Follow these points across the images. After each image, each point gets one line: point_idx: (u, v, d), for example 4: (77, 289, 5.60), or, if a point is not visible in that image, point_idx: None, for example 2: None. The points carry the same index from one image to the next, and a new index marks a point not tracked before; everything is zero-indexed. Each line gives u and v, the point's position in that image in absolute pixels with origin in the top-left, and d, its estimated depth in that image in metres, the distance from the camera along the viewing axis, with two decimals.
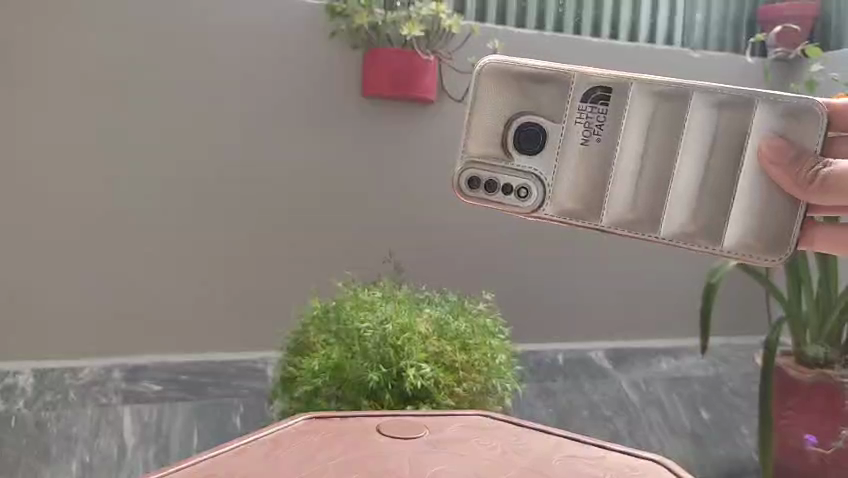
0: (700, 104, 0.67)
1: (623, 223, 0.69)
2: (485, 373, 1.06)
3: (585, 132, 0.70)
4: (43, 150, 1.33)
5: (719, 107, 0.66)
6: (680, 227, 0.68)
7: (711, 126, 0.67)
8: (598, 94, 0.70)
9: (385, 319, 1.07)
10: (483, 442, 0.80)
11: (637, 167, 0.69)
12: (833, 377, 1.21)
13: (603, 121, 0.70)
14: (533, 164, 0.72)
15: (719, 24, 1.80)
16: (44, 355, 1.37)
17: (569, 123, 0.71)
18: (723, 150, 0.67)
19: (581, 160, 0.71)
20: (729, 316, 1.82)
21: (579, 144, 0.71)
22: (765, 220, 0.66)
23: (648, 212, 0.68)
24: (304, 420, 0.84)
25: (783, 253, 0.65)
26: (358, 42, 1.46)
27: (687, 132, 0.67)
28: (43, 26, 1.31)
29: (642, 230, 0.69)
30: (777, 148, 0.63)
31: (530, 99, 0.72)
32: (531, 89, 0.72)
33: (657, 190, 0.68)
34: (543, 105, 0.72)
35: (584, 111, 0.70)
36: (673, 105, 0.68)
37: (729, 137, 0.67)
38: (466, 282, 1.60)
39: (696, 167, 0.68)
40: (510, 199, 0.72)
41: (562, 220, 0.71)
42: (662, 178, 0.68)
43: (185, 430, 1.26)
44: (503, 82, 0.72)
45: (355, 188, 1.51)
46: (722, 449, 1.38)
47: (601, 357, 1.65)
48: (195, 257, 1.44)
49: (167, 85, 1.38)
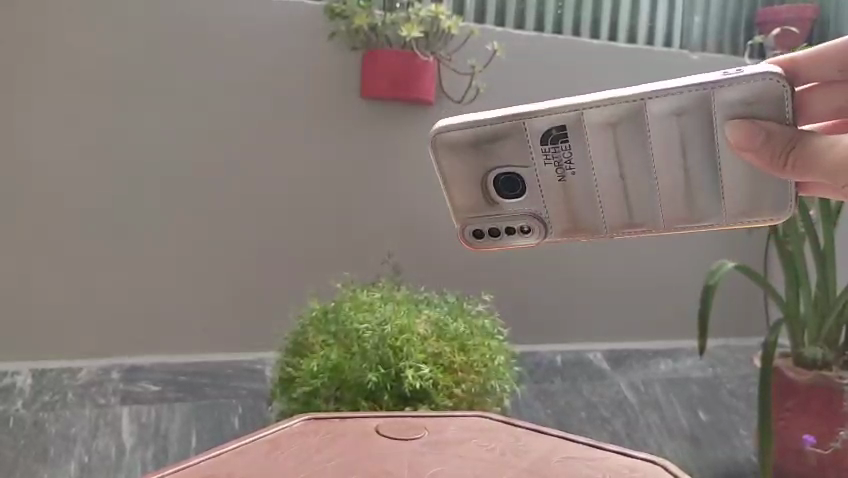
0: (656, 113, 0.61)
1: (623, 224, 0.65)
2: (483, 374, 1.06)
3: (558, 168, 0.65)
4: (42, 150, 1.33)
5: (677, 111, 0.60)
6: (683, 220, 0.63)
7: (675, 131, 0.61)
8: (556, 133, 0.64)
9: (384, 321, 1.07)
10: (482, 444, 0.80)
11: (620, 184, 0.64)
12: (832, 379, 1.21)
13: (571, 153, 0.64)
14: (523, 205, 0.68)
15: (719, 27, 1.80)
16: (42, 356, 1.37)
17: (539, 164, 0.66)
18: (695, 148, 0.61)
19: (567, 190, 0.66)
20: (728, 317, 1.82)
21: (556, 179, 0.66)
22: (761, 189, 0.62)
23: (646, 213, 0.64)
24: (303, 421, 0.84)
25: (788, 210, 0.61)
26: (358, 43, 1.45)
27: (653, 145, 0.62)
28: (43, 25, 1.31)
29: (643, 225, 0.64)
30: (743, 133, 0.57)
31: (490, 155, 0.67)
32: (487, 146, 0.66)
33: (645, 193, 0.63)
34: (506, 155, 0.66)
35: (548, 151, 0.65)
36: (629, 123, 0.62)
37: (694, 135, 0.61)
38: (466, 282, 1.61)
39: (675, 171, 0.62)
40: (516, 242, 0.69)
41: (567, 239, 0.67)
42: (649, 187, 0.63)
43: (182, 432, 1.24)
44: (458, 146, 0.67)
45: (354, 190, 1.51)
46: (721, 451, 1.36)
47: (599, 358, 1.66)
48: (193, 258, 1.44)
49: (166, 85, 1.38)
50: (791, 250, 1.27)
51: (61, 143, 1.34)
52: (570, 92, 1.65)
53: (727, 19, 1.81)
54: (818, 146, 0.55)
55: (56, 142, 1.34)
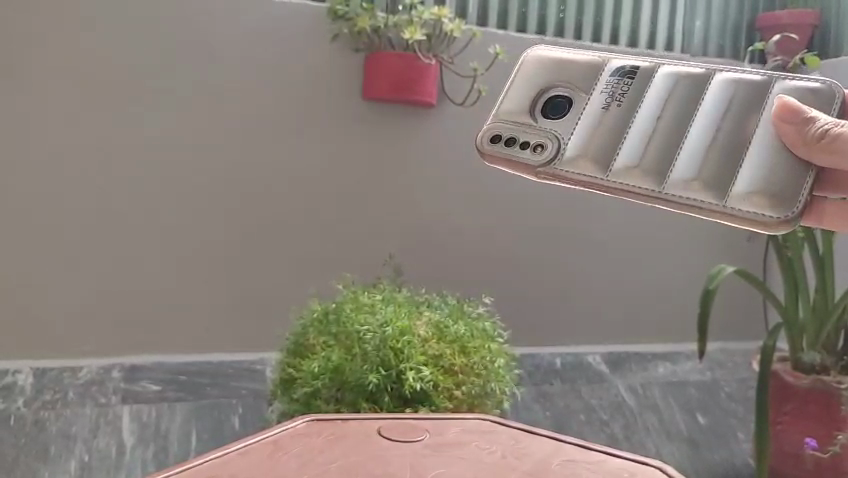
0: (721, 81, 0.61)
1: (625, 174, 0.60)
2: (483, 376, 1.06)
3: (610, 99, 0.64)
4: (45, 149, 1.34)
5: (739, 83, 0.60)
6: (687, 179, 0.58)
7: (726, 97, 0.60)
8: (627, 70, 0.65)
9: (384, 322, 1.07)
10: (482, 446, 0.81)
11: (650, 126, 0.61)
12: (832, 383, 1.21)
13: (628, 89, 0.64)
14: (554, 125, 0.65)
15: (719, 31, 1.81)
16: (42, 354, 1.37)
17: (595, 93, 0.65)
18: (737, 117, 0.59)
19: (601, 123, 0.63)
20: (726, 321, 1.83)
21: (600, 109, 0.64)
22: (772, 187, 0.55)
23: (658, 166, 0.59)
24: (305, 422, 0.84)
25: (791, 210, 0.54)
26: (360, 46, 1.47)
27: (704, 102, 0.60)
28: (45, 25, 1.31)
29: (642, 181, 0.59)
30: (792, 104, 0.56)
31: (562, 75, 0.67)
32: (565, 69, 0.68)
33: (670, 143, 0.60)
34: (575, 80, 0.67)
35: (610, 84, 0.65)
36: (694, 77, 0.62)
37: (741, 107, 0.60)
38: (467, 284, 1.61)
39: (707, 129, 0.59)
40: (526, 157, 0.64)
41: (570, 173, 0.62)
42: (677, 133, 0.60)
43: (182, 431, 1.25)
44: (540, 64, 0.69)
45: (356, 191, 1.52)
46: (718, 454, 1.37)
47: (598, 361, 1.67)
48: (194, 257, 1.44)
49: (168, 85, 1.39)
50: (790, 255, 1.28)
51: (63, 143, 1.34)
52: None
53: (728, 22, 1.82)
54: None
55: (58, 141, 1.34)
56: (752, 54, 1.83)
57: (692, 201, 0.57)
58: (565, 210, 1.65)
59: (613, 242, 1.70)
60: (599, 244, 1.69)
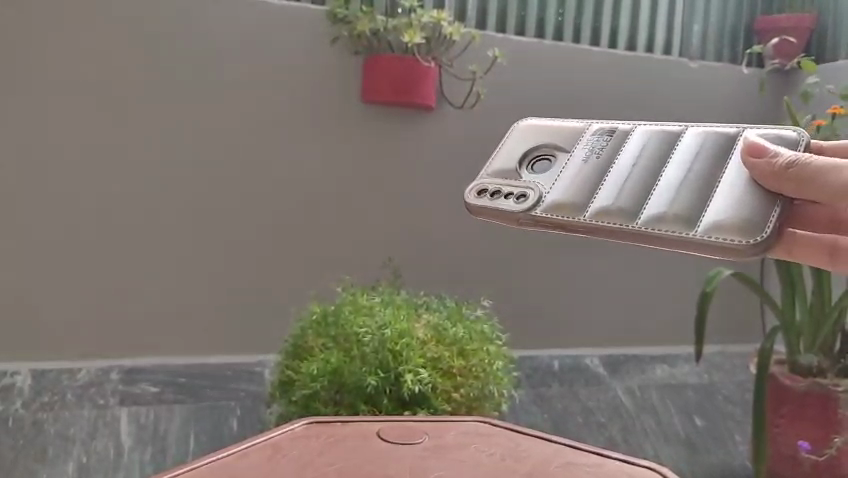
0: (693, 134, 0.62)
1: (603, 212, 0.60)
2: (481, 379, 1.07)
3: (588, 154, 0.66)
4: (44, 150, 1.34)
5: (712, 135, 0.62)
6: (660, 212, 0.57)
7: (697, 146, 0.61)
8: (607, 131, 0.67)
9: (383, 325, 1.07)
10: (482, 448, 0.81)
11: (627, 172, 0.62)
12: (828, 386, 1.21)
13: (606, 145, 0.66)
14: (537, 179, 0.67)
15: (717, 35, 1.82)
16: (41, 356, 1.37)
17: (576, 151, 0.67)
18: (709, 159, 0.60)
19: (581, 172, 0.65)
20: (724, 325, 1.83)
21: (579, 162, 0.66)
22: (743, 217, 0.54)
23: (633, 203, 0.59)
24: (304, 425, 0.84)
25: (756, 236, 0.53)
26: (359, 48, 1.48)
27: (677, 150, 0.61)
28: (45, 27, 1.31)
29: (618, 216, 0.59)
30: (758, 143, 0.56)
31: (549, 140, 0.70)
32: (552, 135, 0.71)
33: (645, 184, 0.60)
34: (560, 143, 0.70)
35: (590, 142, 0.67)
36: (670, 134, 0.63)
37: (712, 153, 0.60)
38: (465, 287, 1.62)
39: (679, 171, 0.60)
40: (507, 205, 0.66)
41: (552, 219, 0.63)
42: (652, 176, 0.60)
43: (181, 433, 1.25)
44: (531, 133, 0.73)
45: (355, 193, 1.52)
46: (716, 456, 1.37)
47: (596, 363, 1.67)
48: (193, 259, 1.44)
49: (168, 87, 1.39)
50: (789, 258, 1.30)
51: (62, 144, 1.34)
52: (569, 98, 1.65)
53: (726, 26, 1.83)
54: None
55: (57, 142, 1.34)
56: (751, 56, 1.84)
57: (667, 232, 0.56)
58: None
59: (612, 245, 1.70)
60: (597, 247, 1.69)
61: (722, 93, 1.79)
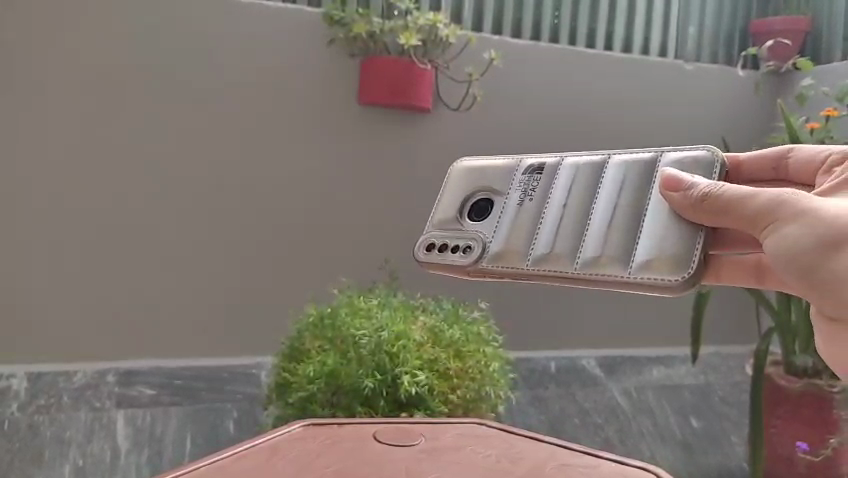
0: (616, 165, 0.61)
1: (542, 258, 0.60)
2: (478, 381, 1.07)
3: (522, 195, 0.65)
4: (40, 152, 1.33)
5: (633, 163, 0.60)
6: (594, 255, 0.57)
7: (621, 179, 0.60)
8: (535, 166, 0.66)
9: (380, 327, 1.07)
10: (478, 450, 0.81)
11: (560, 213, 0.61)
12: (823, 387, 1.22)
13: (538, 184, 0.64)
14: (478, 229, 0.65)
15: (712, 37, 1.83)
16: (37, 359, 1.37)
17: (510, 192, 0.66)
18: (632, 192, 0.59)
19: (518, 217, 0.64)
20: (720, 326, 1.84)
21: (516, 205, 0.64)
22: (668, 253, 0.53)
23: (568, 247, 0.59)
24: (301, 427, 0.84)
25: (685, 272, 0.52)
26: (356, 50, 1.48)
27: (604, 186, 0.60)
28: (41, 29, 1.31)
29: (558, 261, 0.59)
30: (673, 176, 0.54)
31: (484, 182, 0.69)
32: (486, 175, 0.69)
33: (577, 227, 0.59)
34: (494, 183, 0.68)
35: (521, 181, 0.66)
36: (594, 167, 0.62)
37: (635, 185, 0.59)
38: (462, 289, 1.61)
39: (608, 208, 0.59)
40: (456, 260, 0.65)
41: (498, 269, 0.62)
42: (583, 218, 0.60)
43: (178, 436, 1.25)
44: (466, 175, 0.70)
45: (351, 196, 1.52)
46: (712, 458, 1.37)
47: (592, 364, 1.67)
48: (189, 262, 1.44)
49: (163, 89, 1.39)
50: None
51: (58, 147, 1.34)
52: (566, 99, 1.66)
53: (722, 28, 1.84)
54: (799, 196, 0.49)
55: (53, 145, 1.34)
56: (746, 58, 1.85)
57: (603, 275, 0.56)
58: None
59: None
60: None
61: (717, 94, 1.79)
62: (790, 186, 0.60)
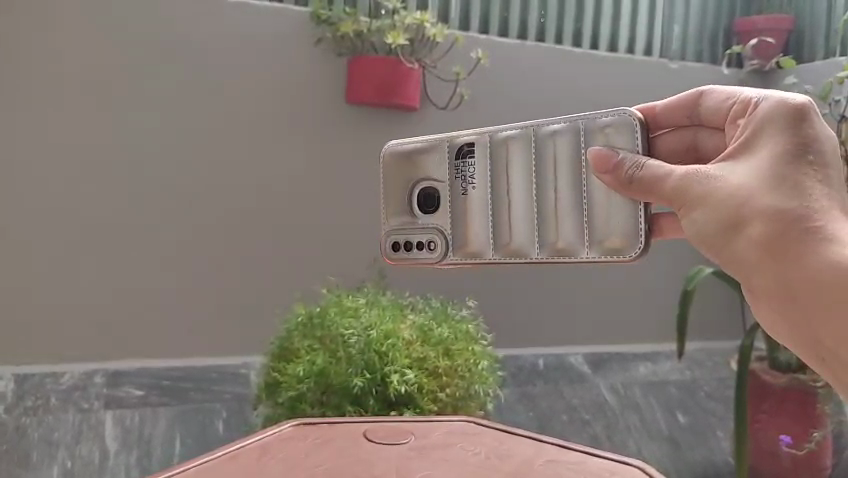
0: (541, 139, 0.59)
1: (502, 248, 0.62)
2: (466, 379, 1.08)
3: (463, 183, 0.65)
4: (25, 152, 1.32)
5: (556, 136, 0.58)
6: (552, 239, 0.60)
7: (551, 156, 0.59)
8: (466, 150, 0.64)
9: (368, 327, 1.07)
10: (467, 448, 0.82)
11: (507, 200, 0.62)
12: (807, 382, 1.24)
13: (475, 169, 0.64)
14: (434, 221, 0.67)
15: (696, 36, 1.85)
16: (23, 360, 1.36)
17: (451, 180, 0.65)
18: (568, 171, 0.58)
19: (469, 207, 0.65)
20: (705, 323, 1.85)
21: (462, 196, 0.65)
22: (616, 232, 0.56)
23: (525, 234, 0.61)
24: (291, 427, 0.84)
25: (636, 247, 0.55)
26: (343, 50, 1.48)
27: (537, 166, 0.60)
28: (26, 28, 1.30)
29: (520, 250, 0.61)
30: (597, 156, 0.53)
31: (422, 170, 0.67)
32: (420, 161, 0.67)
33: (526, 213, 0.61)
34: (432, 170, 0.67)
35: (457, 167, 0.65)
36: (523, 145, 0.60)
37: (565, 162, 0.58)
38: (450, 288, 1.62)
39: (549, 191, 0.59)
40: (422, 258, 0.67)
41: (465, 261, 0.65)
42: (528, 203, 0.60)
43: (166, 436, 1.25)
44: (401, 165, 0.68)
45: (337, 194, 1.52)
46: (698, 453, 1.39)
47: (580, 361, 1.68)
48: (175, 261, 1.43)
49: (150, 88, 1.38)
50: None
51: (43, 146, 1.33)
52: (552, 98, 1.67)
53: (706, 27, 1.85)
54: (704, 173, 0.47)
55: (38, 145, 1.33)
56: (731, 57, 1.86)
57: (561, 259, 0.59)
58: None
59: None
60: None
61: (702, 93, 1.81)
62: (707, 129, 0.56)
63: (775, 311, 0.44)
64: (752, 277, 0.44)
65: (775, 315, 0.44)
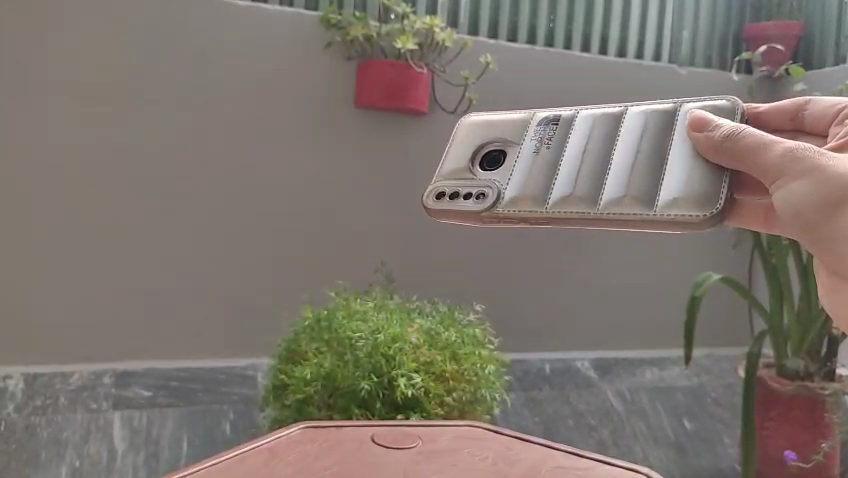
0: (635, 114, 0.61)
1: (559, 198, 0.59)
2: (474, 384, 1.08)
3: (537, 145, 0.65)
4: (39, 154, 1.34)
5: (652, 111, 0.61)
6: (621, 191, 0.57)
7: (642, 125, 0.60)
8: (548, 121, 0.66)
9: (376, 330, 1.08)
10: (474, 453, 0.82)
11: (578, 160, 0.61)
12: (815, 390, 1.24)
13: (554, 135, 0.64)
14: (491, 175, 0.65)
15: (706, 42, 1.85)
16: (33, 360, 1.37)
17: (524, 143, 0.66)
18: (655, 139, 0.59)
19: (534, 164, 0.63)
20: (712, 330, 1.85)
21: (531, 154, 0.64)
22: (697, 192, 0.54)
23: (592, 188, 0.58)
24: (299, 430, 0.85)
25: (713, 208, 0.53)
26: (353, 54, 1.49)
27: (623, 132, 0.60)
28: (40, 32, 1.32)
29: (577, 202, 0.58)
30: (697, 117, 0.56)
31: (497, 135, 0.68)
32: (498, 129, 0.69)
33: (598, 170, 0.59)
34: (507, 135, 0.68)
35: (536, 133, 0.66)
36: (613, 117, 0.62)
37: (656, 131, 0.59)
38: (457, 292, 1.63)
39: (630, 153, 0.59)
40: (467, 207, 0.64)
41: (512, 214, 0.61)
42: (605, 160, 0.60)
43: (174, 437, 1.26)
44: (474, 131, 0.70)
45: (347, 197, 1.53)
46: (704, 459, 1.39)
47: (586, 366, 1.68)
48: (186, 264, 1.44)
49: (162, 92, 1.39)
50: (775, 262, 1.31)
51: (56, 148, 1.34)
52: (560, 103, 1.67)
53: (714, 33, 1.86)
54: (812, 150, 0.52)
55: (50, 147, 1.34)
56: (739, 62, 1.86)
57: (628, 211, 0.55)
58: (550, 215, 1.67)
59: (605, 247, 1.72)
60: (588, 250, 1.71)
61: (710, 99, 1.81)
62: (803, 134, 0.65)
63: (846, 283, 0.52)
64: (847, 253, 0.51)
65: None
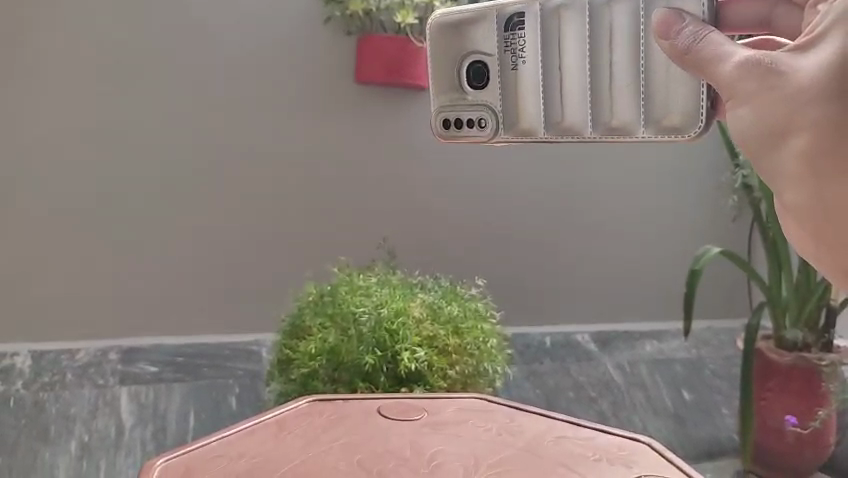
0: (597, 8, 0.58)
1: (552, 126, 0.63)
2: (476, 357, 1.09)
3: (513, 56, 0.64)
4: (41, 138, 1.37)
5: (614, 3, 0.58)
6: (606, 113, 0.60)
7: (607, 24, 0.58)
8: (516, 21, 0.63)
9: (379, 304, 1.09)
10: (478, 424, 0.83)
11: (559, 77, 0.62)
12: (813, 360, 1.25)
13: (525, 42, 0.63)
14: (483, 96, 0.67)
15: None
16: (43, 337, 1.42)
17: (499, 52, 0.65)
18: (626, 43, 0.58)
19: (519, 80, 0.64)
20: (711, 301, 1.87)
21: (512, 70, 0.65)
22: (679, 109, 0.58)
23: (579, 111, 0.61)
24: (306, 403, 0.86)
25: (694, 128, 0.57)
26: (353, 28, 1.47)
27: (591, 35, 0.59)
28: (40, 16, 1.34)
29: (570, 126, 0.62)
30: (662, 23, 0.51)
31: (471, 41, 0.67)
32: (468, 33, 0.67)
33: (581, 91, 0.61)
34: (480, 42, 0.66)
35: (507, 39, 0.64)
36: (578, 16, 0.59)
37: (625, 30, 0.58)
38: (458, 268, 1.64)
39: (605, 63, 0.59)
40: (471, 134, 0.68)
41: (515, 138, 0.65)
42: (582, 78, 0.61)
43: (180, 412, 1.28)
44: (447, 38, 0.67)
45: (347, 173, 1.53)
46: (703, 429, 1.41)
47: (586, 340, 1.70)
48: (187, 241, 1.46)
49: (161, 70, 1.40)
50: (774, 234, 1.31)
51: (58, 131, 1.38)
52: None
53: None
54: (766, 61, 0.43)
55: (53, 129, 1.37)
56: None
57: (617, 139, 0.60)
58: (550, 190, 1.67)
59: (608, 222, 1.73)
60: (589, 224, 1.71)
61: None
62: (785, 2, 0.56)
63: (791, 223, 0.44)
64: (786, 188, 0.43)
65: (793, 227, 0.44)
